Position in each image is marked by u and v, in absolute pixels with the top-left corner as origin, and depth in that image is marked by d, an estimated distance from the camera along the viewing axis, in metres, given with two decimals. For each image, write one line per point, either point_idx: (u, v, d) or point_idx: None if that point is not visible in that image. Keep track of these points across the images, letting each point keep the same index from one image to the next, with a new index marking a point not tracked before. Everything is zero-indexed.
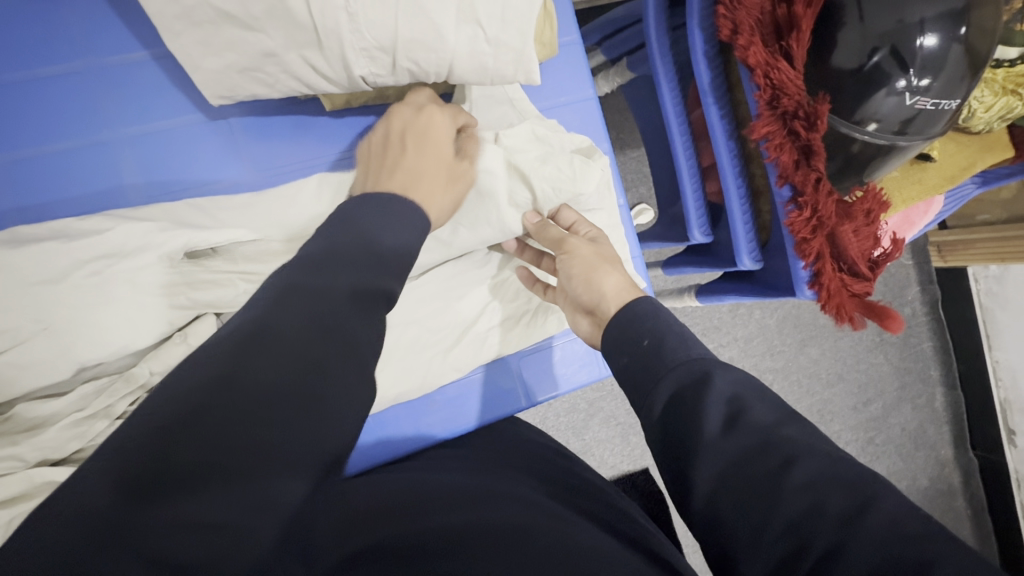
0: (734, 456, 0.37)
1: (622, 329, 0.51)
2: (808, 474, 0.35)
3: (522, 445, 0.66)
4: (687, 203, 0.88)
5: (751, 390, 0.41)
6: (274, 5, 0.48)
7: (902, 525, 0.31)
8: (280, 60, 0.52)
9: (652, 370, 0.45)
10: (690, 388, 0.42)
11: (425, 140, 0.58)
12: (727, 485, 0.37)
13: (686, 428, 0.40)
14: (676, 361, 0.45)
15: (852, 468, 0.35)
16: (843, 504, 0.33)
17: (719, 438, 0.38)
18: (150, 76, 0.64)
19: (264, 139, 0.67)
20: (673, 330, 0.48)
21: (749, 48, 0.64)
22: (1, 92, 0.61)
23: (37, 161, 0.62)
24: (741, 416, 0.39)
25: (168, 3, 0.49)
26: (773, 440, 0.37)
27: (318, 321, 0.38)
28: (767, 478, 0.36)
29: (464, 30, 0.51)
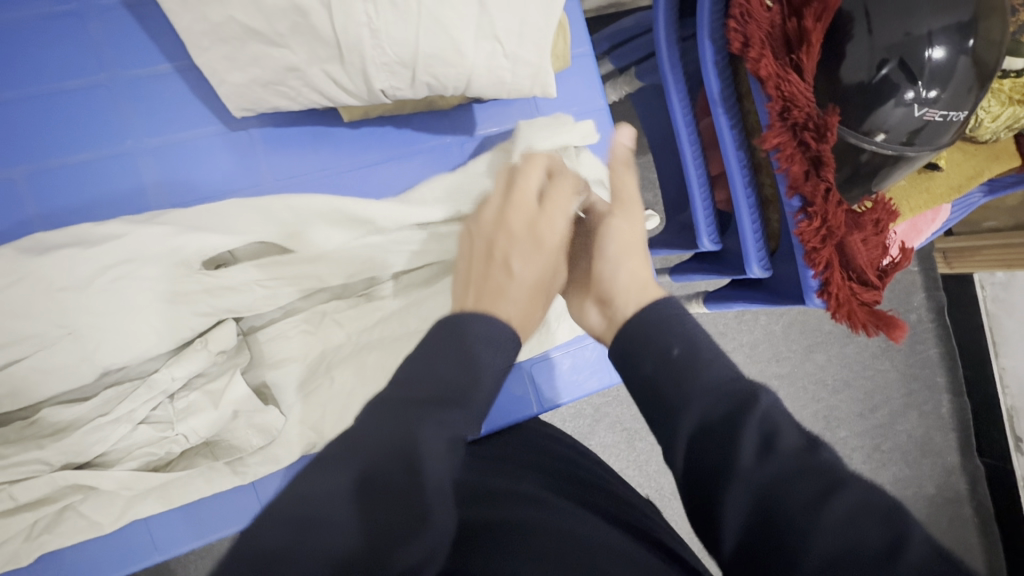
0: (774, 497, 0.35)
1: (640, 336, 0.47)
2: (847, 510, 0.33)
3: (533, 438, 0.69)
4: (696, 211, 0.89)
5: (781, 411, 0.39)
6: (298, 21, 0.49)
7: (940, 564, 0.31)
8: (303, 74, 0.53)
9: (677, 392, 0.41)
10: (726, 416, 0.38)
11: (524, 251, 0.56)
12: (759, 519, 0.35)
13: (722, 467, 0.37)
14: (705, 383, 0.41)
15: (881, 497, 0.34)
16: (881, 543, 0.32)
17: (756, 475, 0.36)
18: (172, 88, 0.65)
19: (282, 148, 0.68)
20: (692, 340, 0.44)
21: (760, 61, 0.65)
22: (25, 103, 0.62)
23: (57, 171, 0.63)
24: (776, 443, 0.36)
25: (196, 20, 0.50)
26: (811, 470, 0.35)
27: (412, 410, 0.37)
28: (805, 512, 0.33)
29: (482, 46, 0.52)
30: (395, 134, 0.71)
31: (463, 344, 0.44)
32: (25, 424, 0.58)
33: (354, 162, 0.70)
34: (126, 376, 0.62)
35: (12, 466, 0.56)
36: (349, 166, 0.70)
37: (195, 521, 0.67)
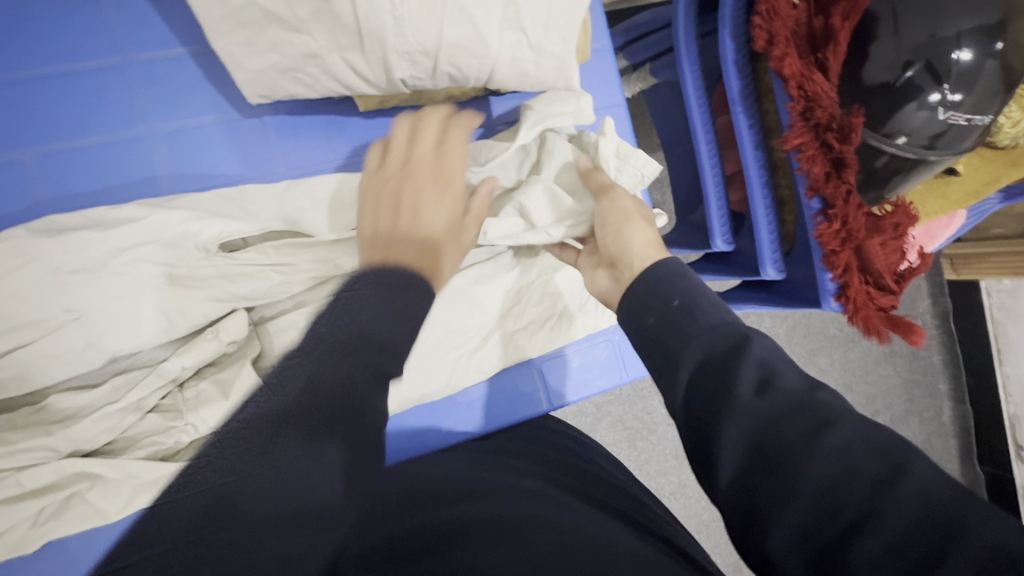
0: (771, 425, 0.36)
1: (647, 290, 0.48)
2: (843, 440, 0.34)
3: (539, 435, 0.69)
4: (711, 211, 0.88)
5: (778, 355, 0.40)
6: (321, 7, 0.48)
7: (934, 491, 0.31)
8: (322, 61, 0.52)
9: (678, 335, 0.44)
10: (723, 354, 0.41)
11: (432, 193, 0.55)
12: (757, 450, 0.35)
13: (719, 398, 0.38)
14: (703, 327, 0.43)
15: (885, 433, 0.34)
16: (876, 468, 0.32)
17: (752, 403, 0.37)
18: (185, 73, 0.64)
19: (295, 137, 0.67)
20: (693, 292, 0.46)
21: (784, 59, 0.64)
22: (37, 85, 0.61)
23: (69, 155, 0.62)
24: (774, 380, 0.38)
25: (215, 3, 0.49)
26: (810, 403, 0.36)
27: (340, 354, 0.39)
28: (800, 442, 0.34)
29: (507, 36, 0.51)
30: None
31: (396, 284, 0.46)
32: (33, 410, 0.57)
33: (368, 152, 0.69)
34: (135, 364, 0.61)
35: (19, 452, 0.56)
36: (362, 157, 0.69)
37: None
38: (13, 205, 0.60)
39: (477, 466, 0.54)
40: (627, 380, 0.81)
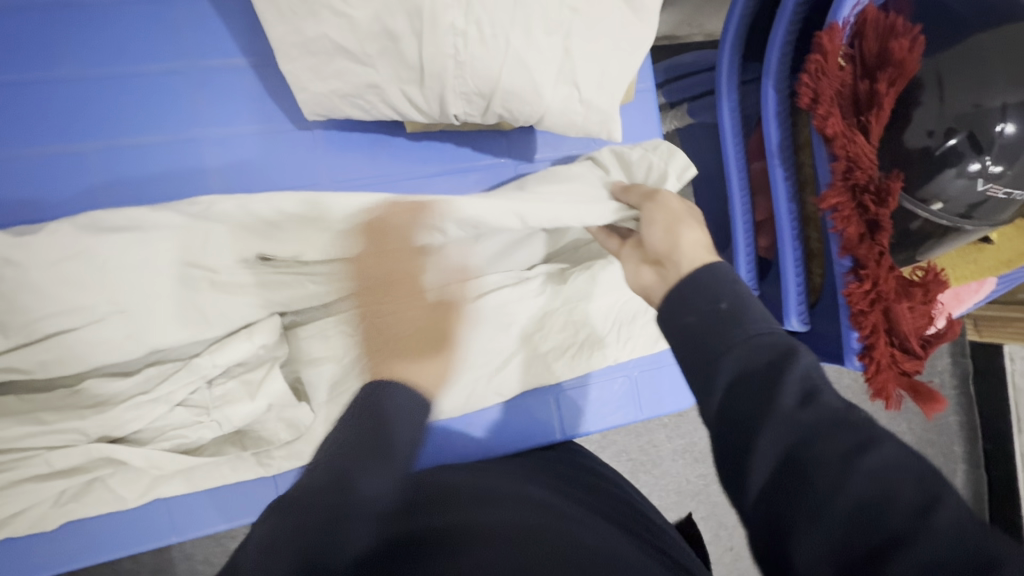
0: (798, 436, 0.36)
1: (694, 291, 0.48)
2: (882, 460, 0.34)
3: (556, 457, 0.70)
4: (739, 256, 0.89)
5: (822, 377, 0.40)
6: (387, 46, 0.51)
7: (970, 523, 0.30)
8: (381, 91, 0.55)
9: (720, 339, 0.44)
10: (767, 363, 0.41)
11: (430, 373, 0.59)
12: (790, 465, 0.36)
13: (757, 408, 0.39)
14: (755, 338, 0.43)
15: (925, 463, 0.34)
16: (908, 495, 0.32)
17: (794, 414, 0.37)
18: (246, 82, 0.67)
19: (342, 150, 0.70)
20: (747, 306, 0.46)
21: (827, 119, 0.65)
22: (105, 82, 0.63)
23: (127, 150, 0.64)
24: (816, 394, 0.38)
25: (289, 32, 0.51)
26: (848, 421, 0.36)
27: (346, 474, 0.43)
28: (835, 460, 0.34)
29: (561, 90, 0.52)
30: (452, 151, 0.73)
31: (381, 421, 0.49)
32: (68, 393, 0.59)
33: (409, 171, 0.72)
34: (169, 358, 0.63)
35: (54, 433, 0.58)
36: (405, 175, 0.71)
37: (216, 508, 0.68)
38: (70, 197, 0.62)
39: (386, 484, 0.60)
40: (643, 418, 0.80)
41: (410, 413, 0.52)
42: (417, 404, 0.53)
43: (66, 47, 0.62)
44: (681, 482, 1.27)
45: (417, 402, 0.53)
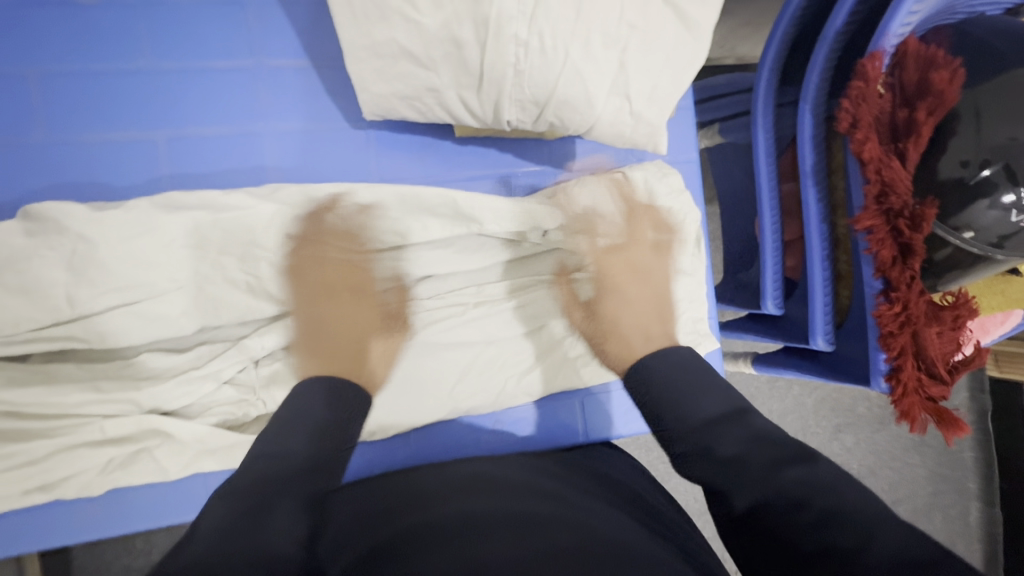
0: (745, 487, 0.47)
1: (660, 377, 0.61)
2: (821, 507, 0.43)
3: (579, 458, 0.73)
4: (766, 274, 0.90)
5: (756, 443, 0.50)
6: (452, 52, 0.53)
7: (903, 551, 0.38)
8: (440, 95, 0.58)
9: (679, 413, 0.56)
10: (715, 430, 0.52)
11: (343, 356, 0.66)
12: (751, 514, 0.45)
13: (712, 465, 0.50)
14: (703, 416, 0.54)
15: (854, 499, 0.43)
16: (843, 526, 0.41)
17: (740, 474, 0.48)
18: (308, 82, 0.70)
19: (390, 150, 0.73)
20: (703, 384, 0.58)
21: (864, 143, 0.67)
22: (177, 75, 0.67)
23: (193, 139, 0.68)
24: (744, 458, 0.49)
25: (360, 35, 0.54)
26: (786, 479, 0.46)
27: (272, 485, 0.44)
28: (778, 509, 0.44)
29: (612, 101, 0.55)
30: (494, 155, 0.75)
31: (303, 421, 0.53)
32: (124, 364, 0.63)
33: (452, 174, 0.74)
34: (218, 338, 0.66)
35: (111, 400, 0.62)
36: (449, 178, 0.74)
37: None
38: (136, 180, 0.66)
39: (364, 488, 0.66)
40: (665, 427, 0.82)
41: (330, 396, 0.58)
42: (343, 412, 0.58)
43: (144, 40, 0.66)
44: (689, 500, 1.27)
45: (342, 401, 0.59)
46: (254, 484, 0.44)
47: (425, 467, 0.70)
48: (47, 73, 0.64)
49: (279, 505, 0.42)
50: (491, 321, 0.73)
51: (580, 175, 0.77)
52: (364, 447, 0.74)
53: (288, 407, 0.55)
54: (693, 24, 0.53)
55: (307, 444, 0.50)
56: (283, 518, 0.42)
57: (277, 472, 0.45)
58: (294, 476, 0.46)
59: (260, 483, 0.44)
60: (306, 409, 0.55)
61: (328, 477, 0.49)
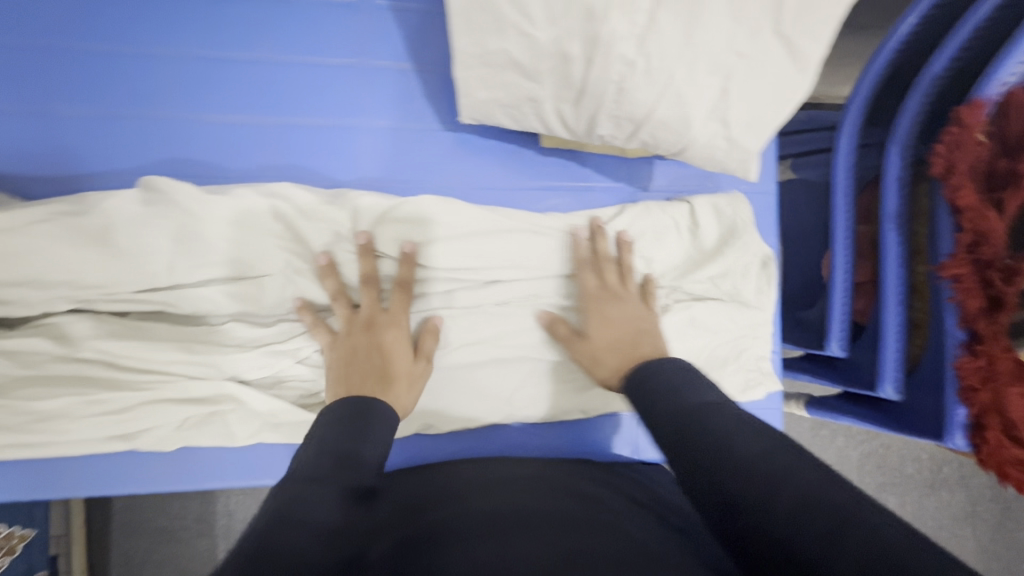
0: (722, 475, 0.45)
1: (647, 385, 0.59)
2: (791, 503, 0.41)
3: (624, 470, 0.72)
4: (833, 314, 0.88)
5: (737, 430, 0.48)
6: (559, 66, 0.56)
7: (874, 544, 0.36)
8: (539, 105, 0.60)
9: (666, 416, 0.53)
10: (692, 429, 0.50)
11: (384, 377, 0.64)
12: (727, 519, 0.43)
13: (692, 446, 0.49)
14: (692, 404, 0.52)
15: (834, 496, 0.40)
16: (814, 517, 0.39)
17: (718, 455, 0.46)
18: (408, 84, 0.74)
19: (475, 155, 0.76)
20: (684, 380, 0.56)
21: (960, 190, 0.66)
22: (292, 68, 0.72)
23: (297, 128, 0.72)
24: (732, 449, 0.46)
25: (473, 44, 0.57)
26: (756, 471, 0.44)
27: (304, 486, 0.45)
28: (755, 504, 0.42)
29: (709, 126, 0.57)
30: (575, 168, 0.78)
31: (357, 420, 0.54)
32: (210, 330, 0.67)
33: (530, 184, 0.77)
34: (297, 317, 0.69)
35: (196, 362, 0.65)
36: (527, 187, 0.77)
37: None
38: (243, 162, 0.71)
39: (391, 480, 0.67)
40: None
41: (352, 410, 0.56)
42: (371, 402, 0.57)
43: (266, 35, 0.71)
44: None
45: (370, 401, 0.57)
46: (298, 481, 0.45)
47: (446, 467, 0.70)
48: (180, 56, 0.70)
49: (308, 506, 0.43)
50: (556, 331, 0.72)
51: (659, 196, 0.78)
52: (415, 441, 0.75)
53: (330, 410, 0.56)
54: (801, 57, 0.53)
55: (326, 439, 0.51)
56: (314, 506, 0.43)
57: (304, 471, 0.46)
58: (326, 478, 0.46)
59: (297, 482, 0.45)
60: (338, 411, 0.55)
61: (357, 470, 0.49)
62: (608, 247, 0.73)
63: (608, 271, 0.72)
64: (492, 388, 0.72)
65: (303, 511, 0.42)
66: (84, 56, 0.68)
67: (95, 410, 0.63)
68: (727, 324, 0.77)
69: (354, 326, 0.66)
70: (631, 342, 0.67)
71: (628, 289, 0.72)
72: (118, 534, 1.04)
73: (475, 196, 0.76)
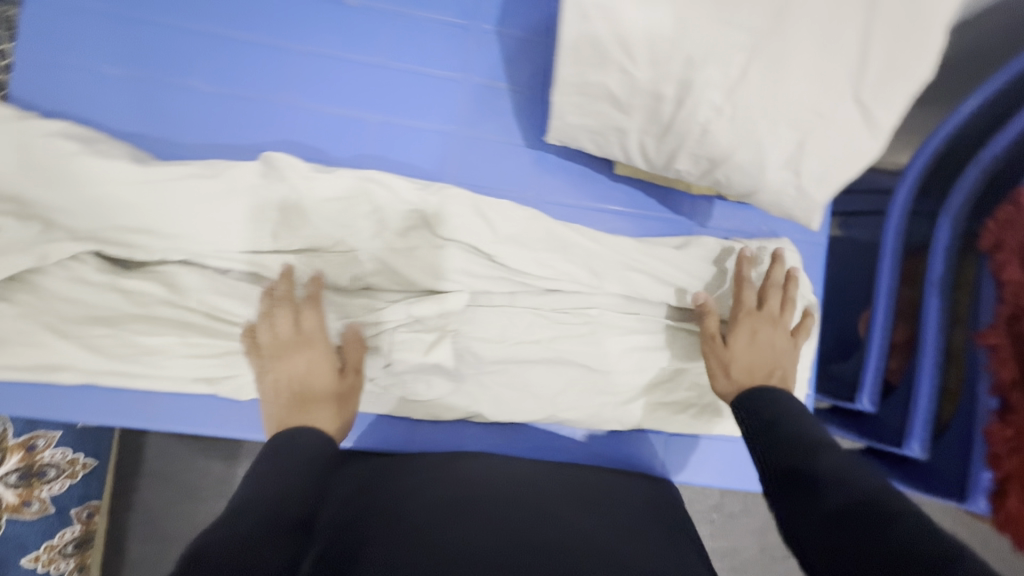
0: (835, 492, 0.50)
1: (755, 403, 0.63)
2: (901, 531, 0.45)
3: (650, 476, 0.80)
4: (867, 369, 0.91)
5: (852, 466, 0.52)
6: (650, 103, 0.62)
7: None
8: (625, 134, 0.67)
9: (779, 433, 0.58)
10: (801, 450, 0.55)
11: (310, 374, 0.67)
12: (823, 535, 0.48)
13: (795, 466, 0.54)
14: (811, 435, 0.56)
15: (935, 538, 0.44)
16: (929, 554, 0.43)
17: (819, 485, 0.51)
18: (503, 101, 0.81)
19: (552, 172, 0.82)
20: (801, 412, 0.60)
21: (1005, 266, 0.71)
22: (402, 74, 0.80)
23: (398, 127, 0.80)
24: (845, 481, 0.51)
25: (575, 75, 0.64)
26: (873, 502, 0.48)
27: (280, 494, 0.53)
28: (864, 526, 0.46)
29: (781, 173, 0.62)
30: (641, 197, 0.83)
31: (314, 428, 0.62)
32: (297, 295, 0.73)
33: (598, 205, 0.83)
34: (372, 295, 0.75)
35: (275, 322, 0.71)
36: (595, 208, 0.83)
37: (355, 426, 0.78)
38: (346, 151, 0.79)
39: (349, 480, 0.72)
40: (735, 487, 0.84)
41: (319, 434, 0.61)
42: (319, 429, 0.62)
43: (385, 42, 0.79)
44: None
45: (314, 429, 0.62)
46: (264, 480, 0.54)
47: (406, 464, 0.74)
48: (308, 52, 0.78)
49: (278, 506, 0.52)
50: (605, 342, 0.77)
51: (717, 233, 0.84)
52: (457, 427, 0.80)
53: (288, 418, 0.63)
54: (875, 123, 0.59)
55: (309, 440, 0.60)
56: (283, 514, 0.52)
57: (279, 473, 0.55)
58: (301, 482, 0.55)
59: (268, 478, 0.54)
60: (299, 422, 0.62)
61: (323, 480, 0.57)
62: (779, 273, 0.76)
63: (771, 298, 0.75)
64: (538, 389, 0.77)
65: (258, 530, 0.49)
66: (227, 41, 0.77)
67: (186, 350, 0.70)
68: None
69: (262, 360, 0.68)
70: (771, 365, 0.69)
71: (784, 317, 0.74)
72: (146, 483, 1.03)
73: (547, 210, 0.82)
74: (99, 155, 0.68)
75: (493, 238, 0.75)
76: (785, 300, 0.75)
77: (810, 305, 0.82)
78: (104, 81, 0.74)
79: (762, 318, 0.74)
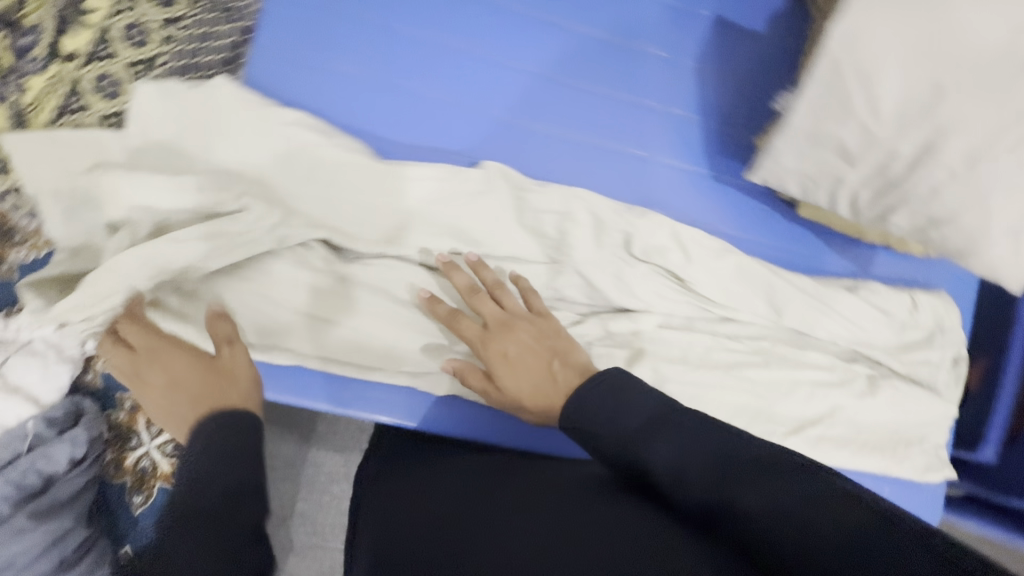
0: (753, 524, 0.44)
1: (589, 395, 0.57)
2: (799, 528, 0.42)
3: None
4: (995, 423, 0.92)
5: (684, 459, 0.50)
6: (880, 161, 0.67)
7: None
8: (842, 184, 0.70)
9: (623, 425, 0.54)
10: (633, 444, 0.52)
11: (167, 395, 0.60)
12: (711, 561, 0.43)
13: (758, 481, 0.46)
14: (633, 427, 0.53)
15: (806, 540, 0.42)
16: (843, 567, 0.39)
17: (671, 495, 0.50)
18: (697, 133, 0.84)
19: (736, 206, 0.85)
20: (624, 396, 0.55)
21: None
22: (604, 99, 0.84)
23: (596, 149, 0.83)
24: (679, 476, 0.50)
25: (807, 126, 0.68)
26: (726, 510, 0.46)
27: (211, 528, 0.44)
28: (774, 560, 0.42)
29: (1002, 240, 0.66)
30: (813, 238, 0.87)
31: (242, 429, 0.53)
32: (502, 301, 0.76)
33: (775, 242, 0.86)
34: (567, 307, 0.79)
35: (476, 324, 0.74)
36: (772, 244, 0.86)
37: (502, 430, 0.74)
38: (546, 166, 0.82)
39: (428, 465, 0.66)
40: None
41: (225, 439, 0.51)
42: (236, 418, 0.54)
43: (590, 67, 0.83)
44: None
45: (236, 416, 0.54)
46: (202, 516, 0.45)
47: (436, 463, 0.65)
48: (521, 70, 0.82)
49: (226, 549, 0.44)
50: (774, 372, 0.82)
51: (880, 279, 0.88)
52: None
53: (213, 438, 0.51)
54: None
55: (244, 474, 0.49)
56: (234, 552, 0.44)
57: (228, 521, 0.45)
58: (230, 514, 0.46)
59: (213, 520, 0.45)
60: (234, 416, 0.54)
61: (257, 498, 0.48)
62: (489, 277, 0.72)
63: (460, 277, 0.71)
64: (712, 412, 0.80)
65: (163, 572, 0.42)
66: (447, 51, 0.81)
67: (392, 343, 0.73)
68: (919, 408, 0.85)
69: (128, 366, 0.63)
70: (546, 353, 0.66)
71: (509, 310, 0.70)
72: None
73: (727, 241, 0.85)
74: (341, 148, 0.73)
75: (685, 263, 0.79)
76: (519, 305, 0.70)
77: (961, 357, 0.87)
78: (333, 77, 0.78)
79: (496, 330, 0.68)
